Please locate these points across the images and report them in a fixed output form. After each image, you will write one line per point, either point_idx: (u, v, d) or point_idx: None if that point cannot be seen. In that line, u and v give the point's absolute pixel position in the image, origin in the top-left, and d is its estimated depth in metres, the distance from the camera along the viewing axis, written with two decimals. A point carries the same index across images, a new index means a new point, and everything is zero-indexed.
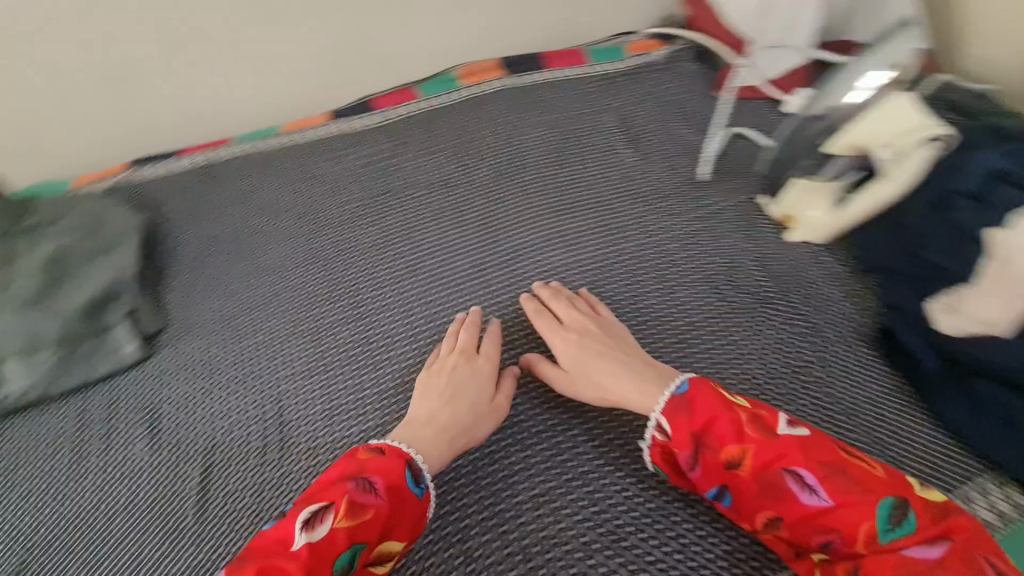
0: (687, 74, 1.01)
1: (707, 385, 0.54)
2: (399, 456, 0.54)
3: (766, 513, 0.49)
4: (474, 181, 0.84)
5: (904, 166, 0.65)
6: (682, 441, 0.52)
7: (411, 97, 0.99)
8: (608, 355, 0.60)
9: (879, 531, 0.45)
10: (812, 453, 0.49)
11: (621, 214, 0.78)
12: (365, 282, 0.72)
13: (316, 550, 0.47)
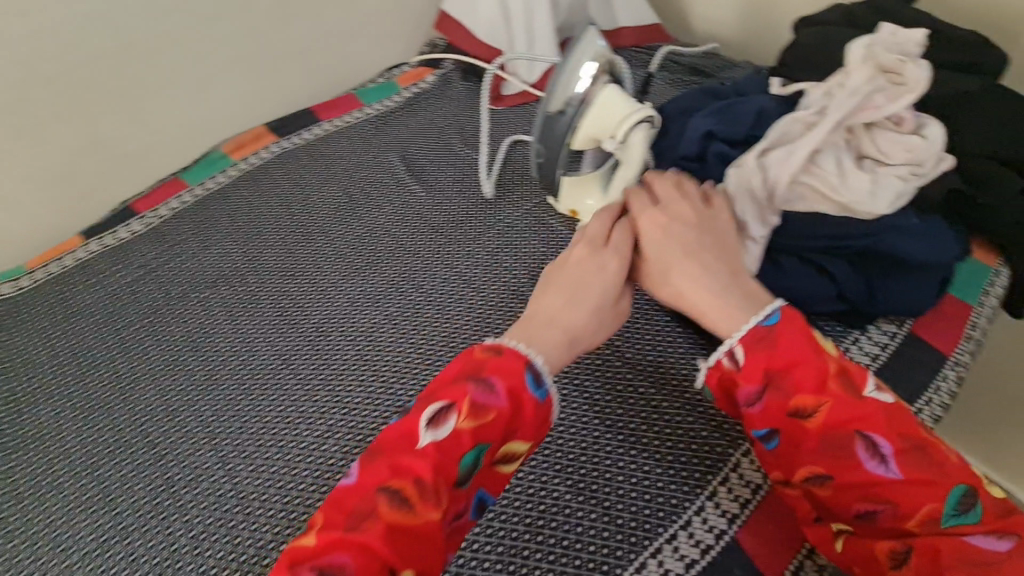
0: (460, 93, 1.02)
1: (798, 321, 0.51)
2: (521, 360, 0.49)
3: (813, 468, 0.50)
4: (264, 264, 0.78)
5: (635, 147, 0.67)
6: (755, 374, 0.51)
7: (178, 188, 0.89)
8: (698, 256, 0.55)
9: (943, 515, 0.46)
10: (898, 427, 0.48)
11: (421, 254, 0.78)
12: (159, 415, 0.65)
13: (441, 450, 0.47)
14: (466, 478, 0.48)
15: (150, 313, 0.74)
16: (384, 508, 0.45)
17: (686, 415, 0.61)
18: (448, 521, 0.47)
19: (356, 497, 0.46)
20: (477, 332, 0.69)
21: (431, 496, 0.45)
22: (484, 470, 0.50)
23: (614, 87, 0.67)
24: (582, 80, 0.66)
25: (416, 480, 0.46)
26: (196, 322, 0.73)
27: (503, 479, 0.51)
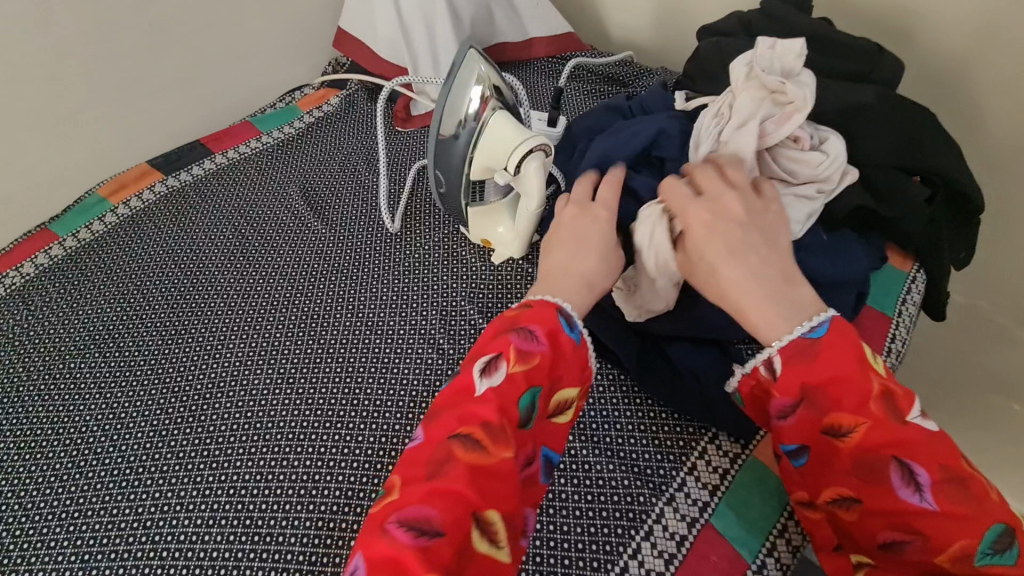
0: (366, 114, 0.95)
1: (852, 335, 0.46)
2: (551, 306, 0.49)
3: (841, 490, 0.46)
4: (150, 322, 0.74)
5: (529, 177, 0.62)
6: (791, 387, 0.46)
7: (45, 239, 0.81)
8: (745, 255, 0.49)
9: (976, 553, 0.40)
10: (939, 456, 0.42)
11: (323, 301, 0.74)
12: (43, 497, 0.62)
13: (501, 391, 0.45)
14: (529, 420, 0.46)
15: (24, 391, 0.70)
16: (459, 452, 0.43)
17: (609, 458, 0.56)
18: (521, 465, 0.45)
19: (428, 449, 0.44)
20: (381, 383, 0.66)
21: (502, 433, 0.44)
22: (541, 421, 0.48)
23: (506, 114, 0.62)
24: (472, 101, 0.61)
25: (483, 421, 0.44)
26: (78, 398, 0.69)
27: (561, 430, 0.49)
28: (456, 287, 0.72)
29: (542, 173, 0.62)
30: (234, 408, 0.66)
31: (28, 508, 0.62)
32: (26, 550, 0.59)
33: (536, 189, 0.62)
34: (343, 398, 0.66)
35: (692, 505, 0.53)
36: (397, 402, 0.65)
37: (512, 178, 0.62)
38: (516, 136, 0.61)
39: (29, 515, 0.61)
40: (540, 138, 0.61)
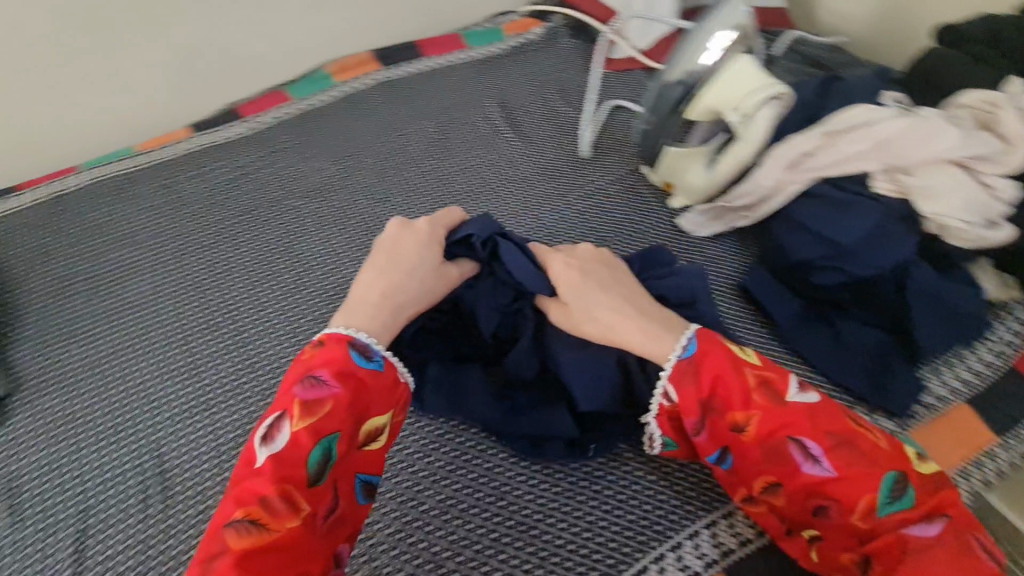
0: (565, 52, 1.01)
1: (715, 339, 0.51)
2: (340, 343, 0.49)
3: (765, 477, 0.47)
4: (357, 185, 0.81)
5: (758, 123, 0.66)
6: (693, 407, 0.49)
7: (281, 99, 0.93)
8: (615, 290, 0.55)
9: (880, 504, 0.43)
10: (824, 425, 0.46)
11: (510, 205, 0.78)
12: (251, 304, 0.69)
13: (280, 460, 0.44)
14: (321, 475, 0.45)
15: (249, 215, 0.78)
16: (234, 539, 0.41)
17: None
18: (315, 525, 0.43)
19: (206, 542, 0.42)
20: None
21: (285, 505, 0.43)
22: (347, 458, 0.47)
23: (748, 60, 0.67)
24: (709, 52, 0.65)
25: (260, 498, 0.43)
26: (288, 234, 0.76)
27: (374, 458, 0.49)
28: (638, 225, 0.75)
29: (771, 122, 0.65)
30: None
31: (240, 309, 0.68)
32: (237, 343, 0.65)
33: (761, 137, 0.66)
34: None
35: None
36: None
37: (738, 123, 0.66)
38: (752, 85, 0.65)
39: (239, 315, 0.67)
40: (777, 90, 0.65)
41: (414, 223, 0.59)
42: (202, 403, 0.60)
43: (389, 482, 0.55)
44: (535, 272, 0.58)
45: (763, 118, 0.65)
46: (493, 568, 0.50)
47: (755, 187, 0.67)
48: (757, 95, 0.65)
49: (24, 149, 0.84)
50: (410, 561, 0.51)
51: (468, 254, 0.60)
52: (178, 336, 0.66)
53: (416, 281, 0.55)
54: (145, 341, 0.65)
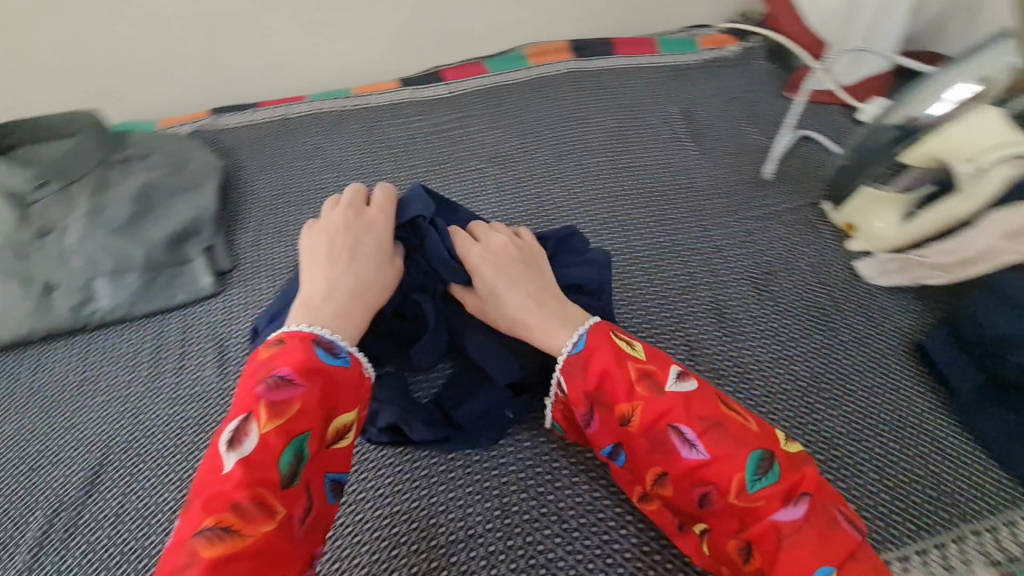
0: (758, 74, 1.00)
1: (606, 333, 0.51)
2: (301, 343, 0.47)
3: (653, 469, 0.47)
4: (534, 162, 0.87)
5: (992, 180, 0.62)
6: (581, 396, 0.50)
7: (479, 70, 1.01)
8: (523, 286, 0.56)
9: (747, 483, 0.43)
10: (696, 410, 0.46)
11: (679, 212, 0.79)
12: None
13: (252, 463, 0.42)
14: (293, 477, 0.43)
15: (438, 170, 0.86)
16: (206, 547, 0.38)
17: (915, 464, 0.56)
18: (292, 525, 0.42)
19: (173, 554, 0.39)
20: (715, 293, 0.70)
21: (257, 508, 0.40)
22: (317, 456, 0.45)
23: (999, 111, 0.62)
24: (941, 102, 0.66)
25: (231, 502, 0.40)
26: (469, 193, 0.83)
27: (343, 454, 0.48)
28: (809, 258, 0.73)
29: (1009, 183, 0.61)
30: None
31: None
32: None
33: (990, 196, 0.62)
34: (686, 291, 0.70)
35: (1000, 550, 0.51)
36: (726, 316, 0.68)
37: (967, 176, 0.63)
38: (996, 139, 0.61)
39: None
40: None
41: (366, 212, 0.59)
42: None
43: (528, 434, 0.59)
44: (453, 261, 0.58)
45: (999, 177, 0.61)
46: (614, 539, 0.53)
47: (961, 246, 0.64)
48: (1000, 152, 0.61)
49: (266, 75, 0.97)
50: (537, 508, 0.55)
51: (407, 238, 0.61)
52: None
53: (374, 271, 0.56)
54: None
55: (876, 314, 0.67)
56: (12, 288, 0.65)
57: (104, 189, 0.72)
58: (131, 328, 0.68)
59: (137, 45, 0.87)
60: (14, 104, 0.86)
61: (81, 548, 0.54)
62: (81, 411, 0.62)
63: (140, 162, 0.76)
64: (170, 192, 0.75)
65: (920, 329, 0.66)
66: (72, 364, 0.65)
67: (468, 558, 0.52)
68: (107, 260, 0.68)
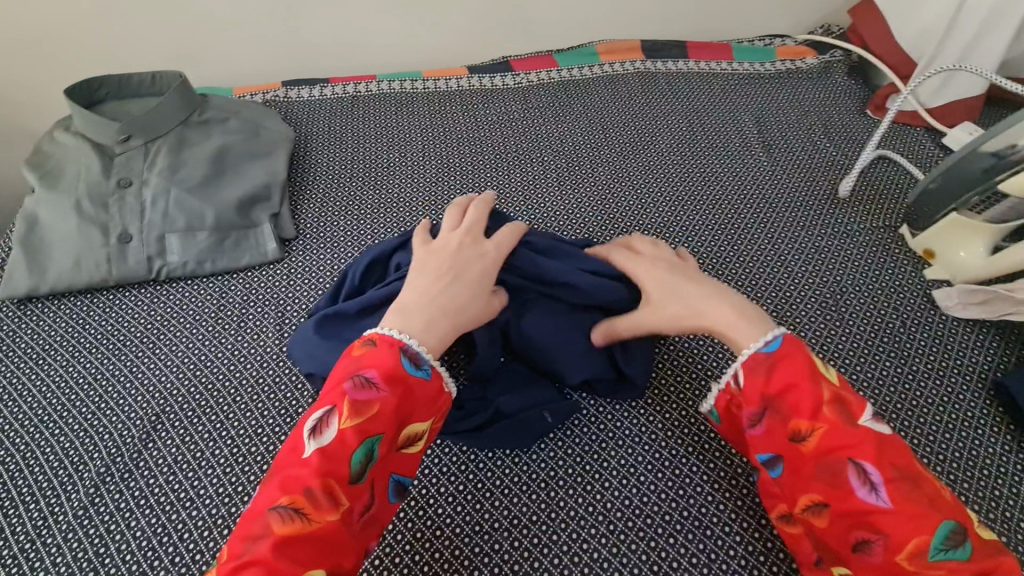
0: (838, 89, 0.96)
1: (801, 346, 0.48)
2: (392, 347, 0.48)
3: (811, 495, 0.45)
4: (599, 160, 0.86)
5: None
6: (756, 397, 0.48)
7: (549, 63, 1.00)
8: (701, 284, 0.55)
9: (929, 548, 0.40)
10: (889, 457, 0.43)
11: (746, 222, 0.77)
12: None
13: (327, 455, 0.43)
14: (361, 474, 0.44)
15: (502, 160, 0.86)
16: (277, 525, 0.41)
17: (985, 507, 0.53)
18: (353, 518, 0.43)
19: (249, 523, 0.42)
20: (779, 308, 0.68)
21: (326, 499, 0.42)
22: (387, 457, 0.46)
23: None
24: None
25: (304, 488, 0.42)
26: (532, 185, 0.83)
27: (410, 460, 0.48)
28: (881, 282, 0.70)
29: None
30: None
31: None
32: None
33: None
34: (749, 302, 0.68)
35: None
36: (790, 332, 0.66)
37: None
38: None
39: None
40: None
41: (482, 243, 0.57)
42: None
43: (579, 430, 0.58)
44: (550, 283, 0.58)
45: None
46: (660, 547, 0.51)
47: None
48: None
49: (340, 51, 0.99)
50: (584, 506, 0.53)
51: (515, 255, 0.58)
52: None
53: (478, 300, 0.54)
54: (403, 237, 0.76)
55: (952, 347, 0.64)
56: (92, 235, 0.68)
57: (182, 148, 0.75)
58: (197, 285, 0.70)
59: (224, 14, 0.89)
60: (104, 60, 0.90)
61: (136, 491, 0.55)
62: (145, 359, 0.64)
63: (218, 125, 0.78)
64: (243, 156, 0.77)
65: (1000, 367, 0.62)
66: (139, 314, 0.68)
67: (511, 547, 0.51)
68: (181, 217, 0.70)
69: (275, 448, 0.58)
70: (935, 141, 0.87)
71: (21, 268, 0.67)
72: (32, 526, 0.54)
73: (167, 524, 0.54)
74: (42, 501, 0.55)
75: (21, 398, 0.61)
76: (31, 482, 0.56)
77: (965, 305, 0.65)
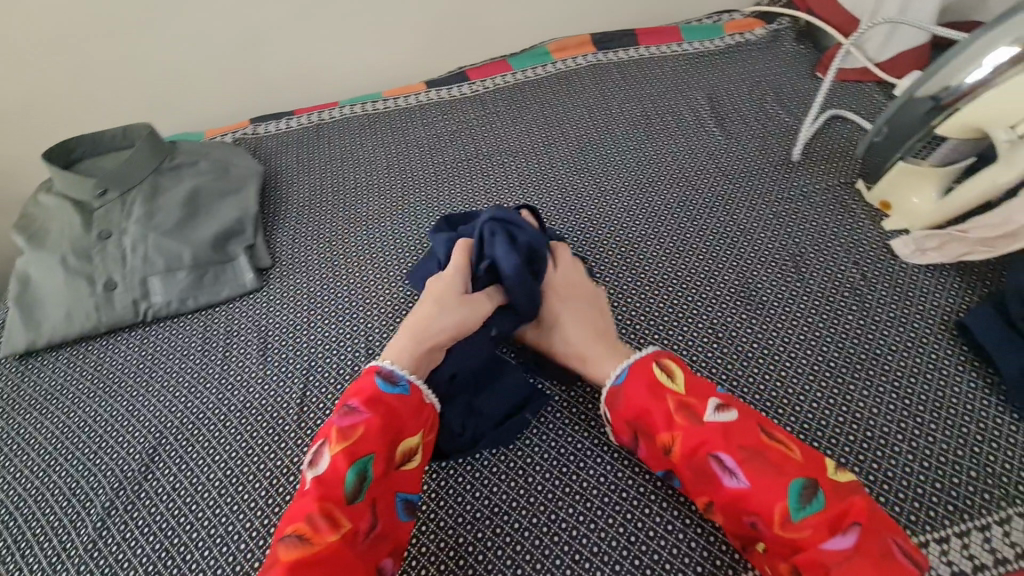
0: (788, 55, 0.98)
1: (642, 366, 0.54)
2: (370, 375, 0.54)
3: (698, 498, 0.49)
4: (558, 155, 0.88)
5: None
6: (624, 423, 0.54)
7: (503, 68, 1.02)
8: (589, 323, 0.61)
9: (791, 510, 0.45)
10: (737, 440, 0.48)
11: (704, 196, 0.79)
12: None
13: (323, 482, 0.47)
14: (359, 494, 0.48)
15: (464, 167, 0.89)
16: (286, 553, 0.44)
17: (955, 444, 0.54)
18: (359, 535, 0.46)
19: (267, 559, 0.45)
20: (740, 275, 0.69)
21: (327, 521, 0.46)
22: (386, 477, 0.50)
23: None
24: (980, 68, 0.58)
25: (305, 515, 0.46)
26: (495, 187, 0.85)
27: (409, 477, 0.52)
28: (839, 238, 0.71)
29: None
30: (610, 238, 0.76)
31: None
32: None
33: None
34: (711, 272, 0.70)
35: None
36: (752, 298, 0.67)
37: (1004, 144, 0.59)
38: None
39: None
40: None
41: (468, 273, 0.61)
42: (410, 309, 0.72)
43: (552, 417, 0.61)
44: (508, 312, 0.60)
45: None
46: (637, 517, 0.54)
47: (1002, 220, 0.61)
48: None
49: (301, 84, 1.02)
50: (561, 487, 0.56)
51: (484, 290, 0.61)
52: (399, 253, 0.78)
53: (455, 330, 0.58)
54: (375, 252, 0.79)
55: (913, 294, 0.65)
56: (79, 287, 0.71)
57: (156, 194, 0.78)
58: (183, 322, 0.74)
59: (185, 63, 0.93)
60: (80, 121, 0.94)
61: (140, 521, 0.59)
62: (140, 396, 0.68)
63: (188, 168, 0.82)
64: (215, 196, 0.80)
65: (962, 306, 0.63)
66: (131, 355, 0.71)
67: (494, 536, 0.54)
68: (160, 259, 0.74)
69: (266, 466, 0.61)
70: (886, 94, 0.88)
71: (18, 325, 0.71)
72: (46, 565, 0.57)
73: (170, 547, 0.57)
74: (55, 539, 0.58)
75: (28, 446, 0.65)
76: (43, 523, 0.59)
77: (925, 251, 0.67)
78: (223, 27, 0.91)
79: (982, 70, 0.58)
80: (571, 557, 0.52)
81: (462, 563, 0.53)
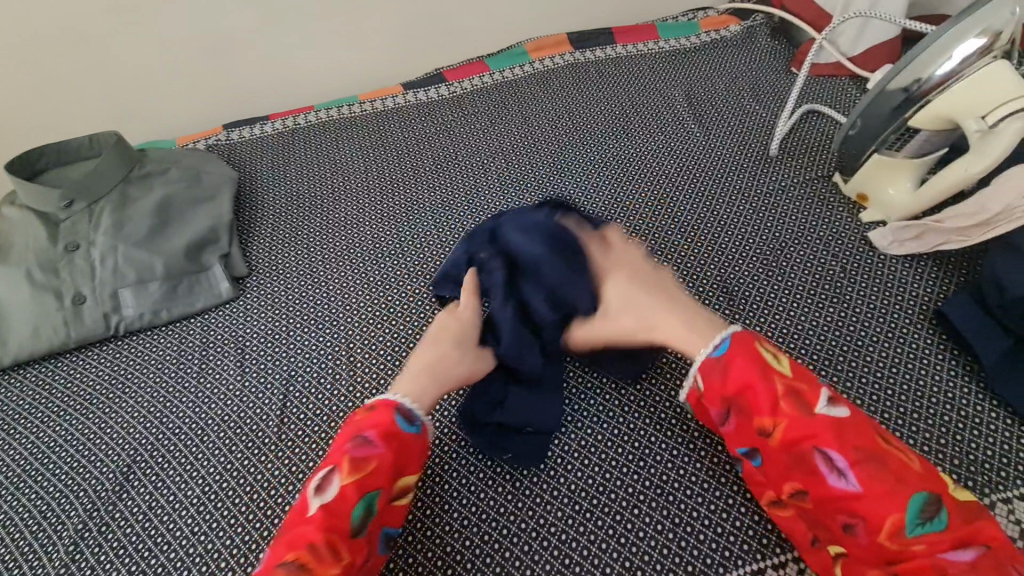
0: (763, 51, 0.98)
1: (749, 345, 0.51)
2: (390, 407, 0.51)
3: (792, 484, 0.49)
4: (537, 154, 0.88)
5: (1004, 138, 0.58)
6: (716, 399, 0.51)
7: (480, 68, 1.02)
8: (663, 297, 0.56)
9: (907, 523, 0.44)
10: (853, 440, 0.46)
11: (684, 193, 0.79)
12: (438, 243, 0.78)
13: (330, 513, 0.46)
14: (360, 528, 0.47)
15: (444, 168, 0.88)
16: None
17: (937, 433, 0.55)
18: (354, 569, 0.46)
19: None
20: (722, 270, 0.69)
21: (330, 553, 0.45)
22: (384, 511, 0.50)
23: (1004, 67, 0.59)
24: (951, 60, 0.59)
25: (309, 544, 0.45)
26: (475, 188, 0.84)
27: (402, 511, 0.52)
28: (818, 230, 0.72)
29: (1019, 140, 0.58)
30: None
31: (429, 247, 0.78)
32: (424, 272, 0.75)
33: (1002, 152, 0.59)
34: (693, 269, 0.70)
35: None
36: (735, 293, 0.67)
37: (977, 134, 0.60)
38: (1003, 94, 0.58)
39: (423, 255, 0.77)
40: None
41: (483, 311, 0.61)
42: (390, 315, 0.71)
43: None
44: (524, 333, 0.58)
45: (1010, 137, 0.58)
46: (626, 518, 0.55)
47: (978, 208, 0.61)
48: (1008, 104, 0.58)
49: (275, 88, 1.00)
50: (550, 491, 0.57)
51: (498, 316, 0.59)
52: (377, 257, 0.77)
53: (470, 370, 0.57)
54: (353, 257, 0.77)
55: (893, 284, 0.65)
56: (46, 301, 0.69)
57: (125, 204, 0.76)
58: (157, 335, 0.72)
59: (154, 69, 0.91)
60: (45, 129, 0.91)
61: (115, 542, 0.57)
62: (113, 413, 0.65)
63: (158, 177, 0.80)
64: (187, 204, 0.78)
65: (940, 295, 0.64)
66: (102, 371, 0.69)
67: (485, 543, 0.55)
68: (131, 271, 0.71)
69: (246, 481, 0.59)
70: (860, 88, 0.89)
71: None
72: None
73: (148, 569, 0.55)
74: (24, 565, 0.56)
75: None
76: (11, 549, 0.57)
77: (903, 241, 0.67)
78: (192, 31, 0.89)
79: (952, 62, 0.59)
80: (562, 560, 0.53)
81: (455, 574, 0.53)
